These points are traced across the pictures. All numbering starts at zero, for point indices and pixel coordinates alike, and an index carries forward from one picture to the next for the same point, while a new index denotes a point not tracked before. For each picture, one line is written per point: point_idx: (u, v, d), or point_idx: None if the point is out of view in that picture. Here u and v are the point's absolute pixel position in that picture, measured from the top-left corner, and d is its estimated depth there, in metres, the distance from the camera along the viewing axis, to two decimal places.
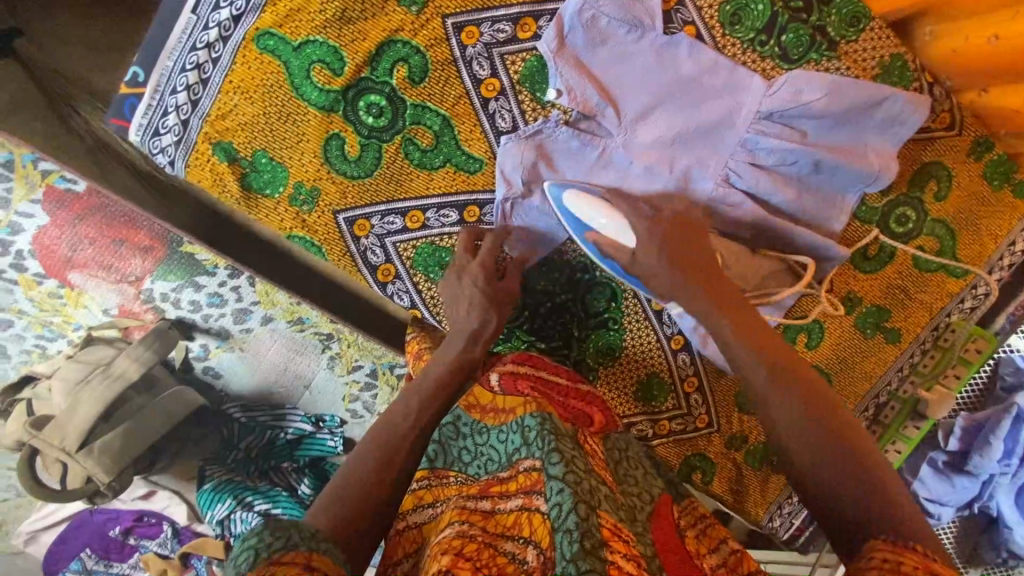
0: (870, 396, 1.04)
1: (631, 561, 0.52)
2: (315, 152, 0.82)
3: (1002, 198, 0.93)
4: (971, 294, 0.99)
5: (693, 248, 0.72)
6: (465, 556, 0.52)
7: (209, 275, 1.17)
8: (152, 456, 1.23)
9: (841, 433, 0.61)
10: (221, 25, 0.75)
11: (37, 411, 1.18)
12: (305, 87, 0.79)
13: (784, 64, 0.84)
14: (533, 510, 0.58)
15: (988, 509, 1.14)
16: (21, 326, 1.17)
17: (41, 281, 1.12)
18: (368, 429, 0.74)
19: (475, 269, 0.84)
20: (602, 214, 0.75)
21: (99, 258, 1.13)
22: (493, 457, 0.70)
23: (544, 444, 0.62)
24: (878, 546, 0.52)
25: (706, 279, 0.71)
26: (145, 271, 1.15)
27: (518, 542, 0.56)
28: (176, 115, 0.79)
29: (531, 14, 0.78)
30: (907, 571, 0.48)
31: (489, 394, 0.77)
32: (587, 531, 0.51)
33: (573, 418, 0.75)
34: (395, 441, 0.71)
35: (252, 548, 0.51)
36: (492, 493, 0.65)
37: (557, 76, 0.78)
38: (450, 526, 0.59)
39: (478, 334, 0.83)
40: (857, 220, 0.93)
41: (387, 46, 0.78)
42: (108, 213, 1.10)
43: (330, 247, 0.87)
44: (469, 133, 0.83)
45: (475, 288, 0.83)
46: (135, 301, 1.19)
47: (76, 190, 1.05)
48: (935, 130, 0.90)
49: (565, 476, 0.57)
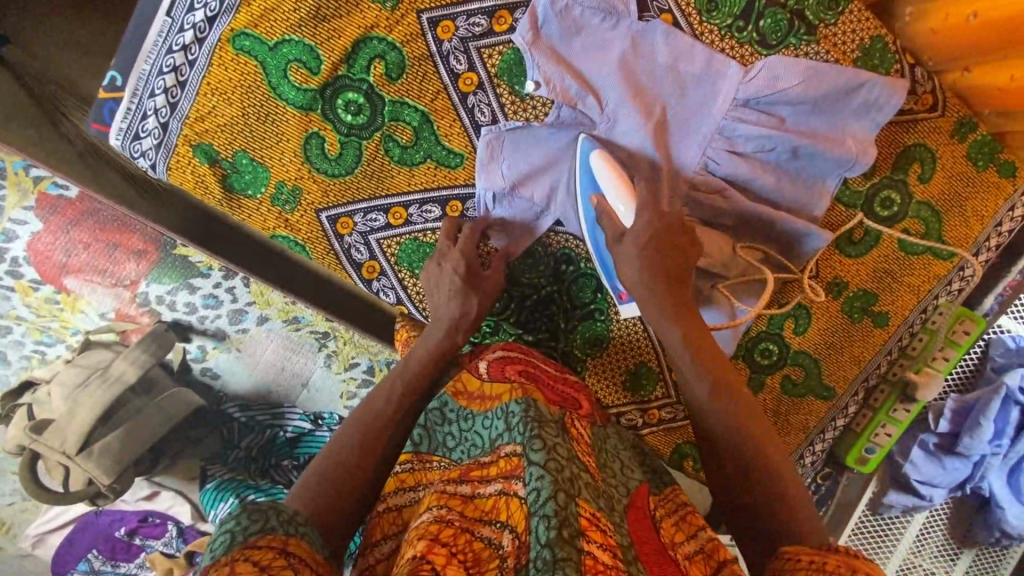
0: (859, 380, 1.04)
1: (607, 550, 0.54)
2: (295, 151, 0.82)
3: (988, 179, 0.93)
4: (958, 276, 0.98)
5: (676, 249, 0.74)
6: (441, 541, 0.54)
7: (205, 277, 1.21)
8: (153, 456, 1.24)
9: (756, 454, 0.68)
10: (197, 26, 0.75)
11: (37, 416, 1.20)
12: (282, 87, 0.79)
13: (762, 49, 0.83)
14: (511, 495, 0.59)
15: (980, 489, 1.13)
16: (20, 332, 1.19)
17: (37, 287, 1.16)
18: (355, 409, 0.79)
19: (455, 258, 0.84)
20: (614, 188, 0.77)
21: (93, 263, 1.16)
22: (477, 442, 0.71)
23: (526, 430, 0.63)
24: (804, 548, 0.55)
25: (674, 290, 0.75)
26: (139, 275, 1.18)
27: (495, 526, 0.57)
28: (156, 118, 0.79)
29: (506, 7, 0.78)
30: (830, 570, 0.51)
31: (477, 379, 0.78)
32: (564, 518, 0.52)
33: (562, 402, 0.77)
34: (376, 433, 0.75)
35: (229, 532, 0.54)
36: (472, 477, 0.66)
37: (533, 68, 0.78)
38: (429, 511, 0.60)
39: (455, 325, 0.83)
40: (841, 204, 0.93)
41: (363, 43, 0.78)
42: (101, 218, 1.15)
43: (314, 245, 0.87)
44: (448, 128, 0.83)
45: (456, 275, 0.84)
46: (131, 304, 1.20)
47: (68, 196, 1.12)
48: (918, 112, 0.90)
49: (546, 463, 0.58)
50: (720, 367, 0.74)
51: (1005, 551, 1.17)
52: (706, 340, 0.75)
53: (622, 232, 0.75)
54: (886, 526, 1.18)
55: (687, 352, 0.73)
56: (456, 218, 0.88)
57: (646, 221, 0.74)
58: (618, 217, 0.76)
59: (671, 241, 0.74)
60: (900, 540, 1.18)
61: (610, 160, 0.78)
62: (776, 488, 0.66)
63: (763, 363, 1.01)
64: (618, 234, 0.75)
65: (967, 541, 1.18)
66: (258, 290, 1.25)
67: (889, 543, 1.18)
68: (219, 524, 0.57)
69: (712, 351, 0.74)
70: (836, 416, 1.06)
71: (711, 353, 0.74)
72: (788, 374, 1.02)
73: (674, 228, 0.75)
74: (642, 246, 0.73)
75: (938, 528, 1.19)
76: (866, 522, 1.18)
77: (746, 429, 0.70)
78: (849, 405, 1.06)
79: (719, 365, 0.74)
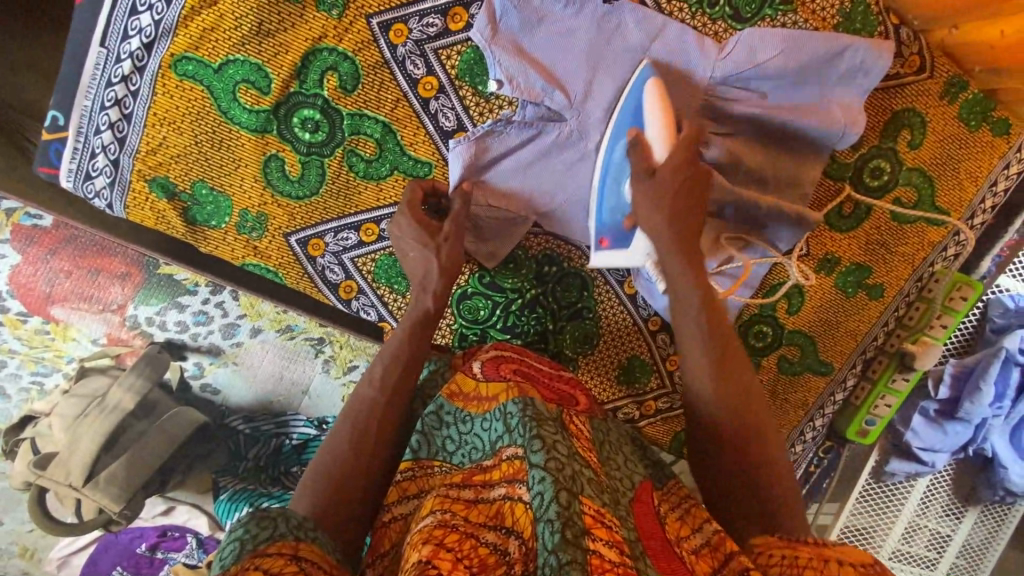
0: (857, 352, 1.02)
1: (614, 547, 0.52)
2: (255, 177, 0.78)
3: (980, 139, 0.90)
4: (953, 243, 0.96)
5: (699, 200, 0.71)
6: (446, 547, 0.53)
7: (192, 294, 1.19)
8: (163, 476, 1.20)
9: (745, 445, 0.69)
10: (134, 55, 0.71)
11: (43, 449, 1.17)
12: (232, 110, 0.75)
13: (736, 23, 0.79)
14: (516, 500, 0.59)
15: (983, 450, 1.13)
16: (16, 365, 1.20)
17: (24, 320, 1.16)
18: (342, 410, 0.75)
19: (419, 229, 0.77)
20: (654, 118, 0.69)
21: (77, 290, 1.15)
22: (477, 445, 0.70)
23: (525, 432, 0.63)
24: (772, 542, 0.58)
25: (689, 249, 0.72)
26: (126, 298, 1.18)
27: (500, 532, 0.57)
28: (105, 156, 0.76)
29: (460, 3, 0.74)
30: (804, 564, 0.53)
31: (472, 379, 0.77)
32: (568, 519, 0.52)
33: (558, 399, 0.75)
34: (365, 419, 0.73)
35: (238, 539, 0.52)
36: (475, 481, 0.65)
37: (495, 66, 0.74)
38: (431, 515, 0.59)
39: (425, 287, 0.78)
40: (829, 178, 0.90)
41: (313, 55, 0.74)
42: (80, 244, 1.13)
43: (287, 271, 0.84)
44: (412, 137, 0.79)
45: (425, 245, 0.77)
46: (121, 328, 1.20)
47: (43, 225, 1.09)
48: (906, 76, 0.86)
49: (547, 464, 0.58)
50: (719, 320, 0.73)
51: (1010, 509, 1.17)
52: (720, 317, 0.73)
53: (652, 170, 0.70)
54: (889, 492, 1.19)
55: (696, 308, 0.72)
56: (434, 198, 0.81)
57: (676, 168, 0.68)
58: (650, 148, 0.70)
59: (691, 196, 0.70)
60: (904, 504, 1.19)
61: (662, 92, 0.70)
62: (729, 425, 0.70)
63: (758, 346, 0.99)
64: (647, 170, 0.70)
65: (972, 500, 1.19)
66: (248, 302, 1.22)
67: (893, 509, 1.19)
68: (230, 530, 0.54)
69: (718, 312, 0.73)
70: (834, 391, 1.05)
71: (721, 327, 0.73)
72: (785, 354, 1.01)
73: (693, 185, 0.70)
74: (672, 185, 0.69)
75: (942, 490, 1.19)
76: (869, 489, 1.20)
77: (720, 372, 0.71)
78: (848, 378, 1.04)
79: (721, 325, 0.73)
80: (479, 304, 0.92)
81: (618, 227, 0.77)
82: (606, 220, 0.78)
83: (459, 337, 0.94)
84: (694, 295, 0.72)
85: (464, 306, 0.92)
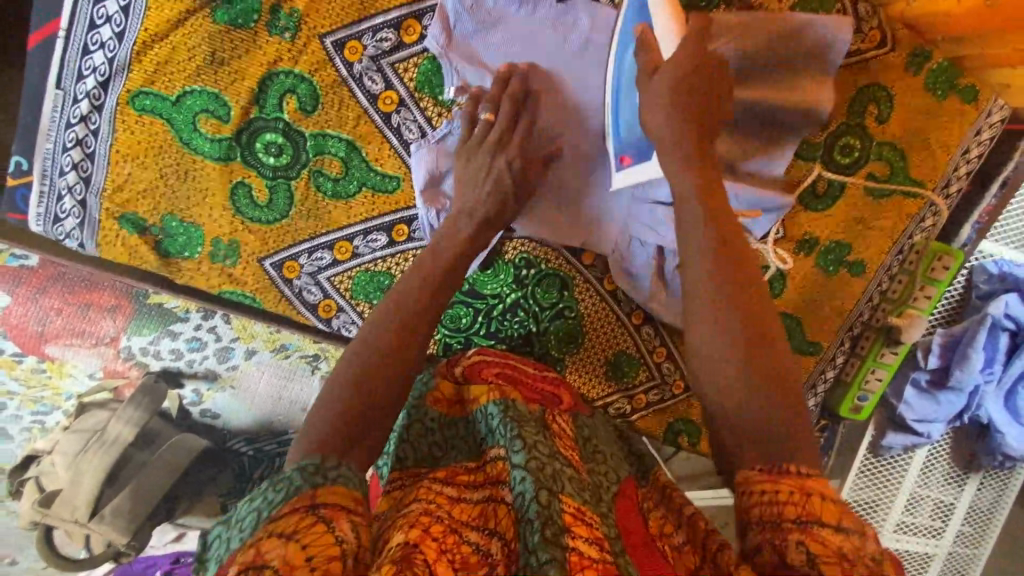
0: (844, 331, 1.02)
1: (594, 544, 0.53)
2: (223, 205, 0.78)
3: (950, 107, 0.90)
4: (930, 213, 0.95)
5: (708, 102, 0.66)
6: (431, 535, 0.53)
7: (183, 321, 1.08)
8: (170, 502, 1.11)
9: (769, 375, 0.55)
10: (91, 95, 0.73)
11: (47, 487, 1.08)
12: (194, 141, 0.75)
13: (691, 11, 0.80)
14: (500, 501, 0.59)
15: (978, 417, 1.12)
16: (14, 406, 1.08)
17: (20, 359, 1.04)
18: (356, 338, 0.65)
19: (481, 158, 0.72)
20: (662, 12, 0.67)
21: (69, 326, 1.04)
22: (463, 449, 0.71)
23: (506, 432, 0.64)
24: (752, 475, 0.51)
25: (696, 144, 0.66)
26: (119, 330, 1.06)
27: (483, 532, 0.56)
28: (71, 198, 0.76)
29: (412, 15, 0.74)
30: (784, 500, 0.48)
31: (452, 383, 0.78)
32: (547, 517, 0.53)
33: (541, 399, 0.76)
34: (380, 357, 0.62)
35: (257, 509, 0.50)
36: (459, 480, 0.64)
37: (453, 75, 0.75)
38: (417, 503, 0.58)
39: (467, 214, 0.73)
40: (800, 159, 0.90)
41: (270, 79, 0.74)
42: (70, 281, 1.03)
43: (264, 296, 0.83)
44: (378, 152, 0.79)
45: (491, 178, 0.72)
46: (117, 359, 1.08)
47: (29, 265, 1.00)
48: (867, 51, 0.86)
49: (527, 463, 0.60)
50: (736, 258, 0.61)
51: (1011, 472, 1.16)
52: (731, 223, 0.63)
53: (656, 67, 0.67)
54: (889, 466, 1.18)
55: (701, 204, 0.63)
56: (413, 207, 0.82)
57: (683, 60, 0.65)
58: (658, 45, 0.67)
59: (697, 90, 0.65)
60: (905, 476, 1.18)
61: None
62: (747, 354, 0.56)
63: None
64: (652, 68, 0.67)
65: (972, 466, 1.18)
66: (240, 324, 1.10)
67: (895, 481, 1.18)
68: (247, 497, 0.52)
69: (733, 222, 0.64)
70: (826, 369, 1.04)
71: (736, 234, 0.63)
72: None
73: (707, 77, 0.66)
74: (674, 81, 0.65)
75: (942, 459, 1.18)
76: (868, 463, 1.19)
77: (734, 318, 0.58)
78: (837, 357, 1.04)
79: (741, 252, 0.62)
80: (461, 312, 0.92)
81: (638, 140, 0.72)
82: (623, 135, 0.74)
83: (443, 348, 0.93)
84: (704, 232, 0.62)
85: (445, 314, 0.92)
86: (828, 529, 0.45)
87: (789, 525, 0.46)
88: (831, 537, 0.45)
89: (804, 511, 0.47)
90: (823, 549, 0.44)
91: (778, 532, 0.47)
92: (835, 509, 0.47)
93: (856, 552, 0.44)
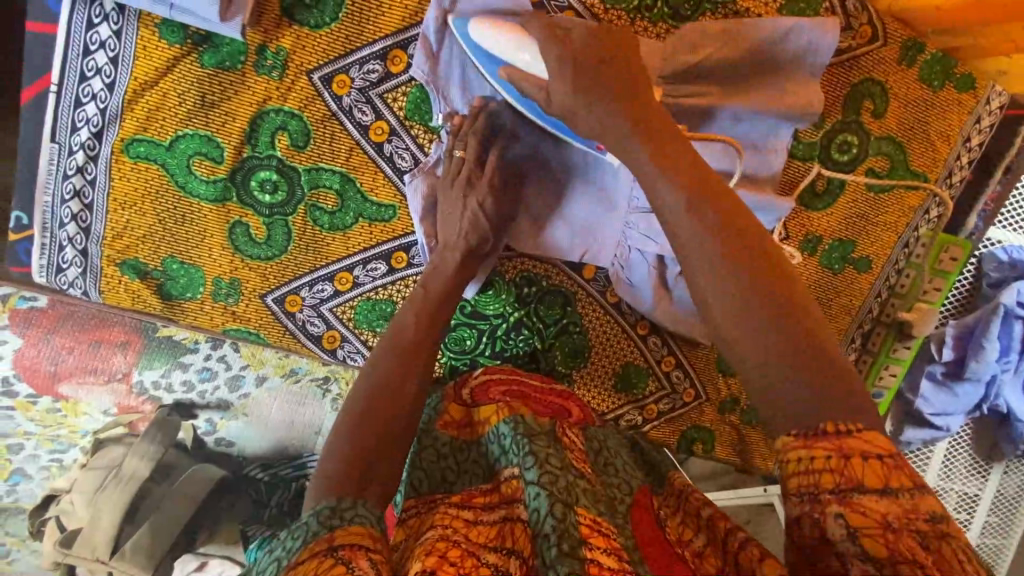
0: (854, 327, 1.00)
1: (613, 555, 0.52)
2: (222, 244, 0.78)
3: (946, 96, 0.89)
4: (934, 204, 0.94)
5: (621, 70, 0.59)
6: (450, 560, 0.51)
7: (194, 351, 1.05)
8: (192, 530, 1.07)
9: (800, 338, 0.46)
10: (85, 145, 0.74)
11: (68, 527, 1.05)
12: (190, 184, 0.76)
13: (675, 22, 0.80)
14: (516, 519, 0.59)
15: (997, 407, 1.10)
16: (33, 445, 1.07)
17: (35, 401, 1.04)
18: (363, 370, 0.68)
19: (455, 195, 0.75)
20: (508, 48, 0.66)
21: (82, 364, 1.03)
22: (479, 471, 0.70)
23: (519, 449, 0.64)
24: (791, 441, 0.43)
25: (635, 110, 0.58)
26: (130, 365, 1.04)
27: (502, 553, 0.55)
28: (73, 247, 0.77)
29: (398, 45, 0.75)
30: (822, 466, 0.41)
31: (461, 406, 0.77)
32: (565, 531, 0.53)
33: (551, 415, 0.74)
34: (383, 393, 0.64)
35: (275, 558, 0.47)
36: (474, 503, 0.62)
37: (439, 101, 0.76)
38: (433, 531, 0.56)
39: (448, 246, 0.75)
40: (797, 158, 0.89)
41: (261, 118, 0.75)
42: (78, 318, 1.02)
43: (268, 330, 0.83)
44: (372, 182, 0.79)
45: (468, 215, 0.74)
46: (129, 395, 1.06)
47: (37, 306, 0.99)
48: (860, 46, 0.85)
49: (541, 479, 0.59)
50: (728, 224, 0.51)
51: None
52: (705, 183, 0.53)
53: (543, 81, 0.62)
54: (908, 461, 1.16)
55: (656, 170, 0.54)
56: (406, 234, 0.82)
57: (570, 47, 0.60)
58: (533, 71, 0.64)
59: (605, 64, 0.59)
60: (923, 471, 1.17)
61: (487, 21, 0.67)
62: (775, 329, 0.46)
63: None
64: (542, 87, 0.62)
65: (994, 458, 1.16)
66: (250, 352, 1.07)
67: None
68: (266, 548, 0.50)
69: (698, 173, 0.54)
70: None
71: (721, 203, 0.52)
72: None
73: (606, 50, 0.60)
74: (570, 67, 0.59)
75: (963, 450, 1.17)
76: None
77: (740, 275, 0.48)
78: (849, 354, 1.02)
79: (731, 219, 0.51)
80: (464, 334, 0.91)
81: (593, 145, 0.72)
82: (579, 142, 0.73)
83: (448, 370, 0.92)
84: (685, 207, 0.51)
85: (450, 337, 0.91)
86: (873, 497, 0.40)
87: (828, 497, 0.41)
88: (876, 505, 0.40)
89: (846, 477, 0.40)
90: (865, 521, 0.39)
91: (815, 506, 0.41)
92: (882, 471, 0.41)
93: (905, 522, 0.39)
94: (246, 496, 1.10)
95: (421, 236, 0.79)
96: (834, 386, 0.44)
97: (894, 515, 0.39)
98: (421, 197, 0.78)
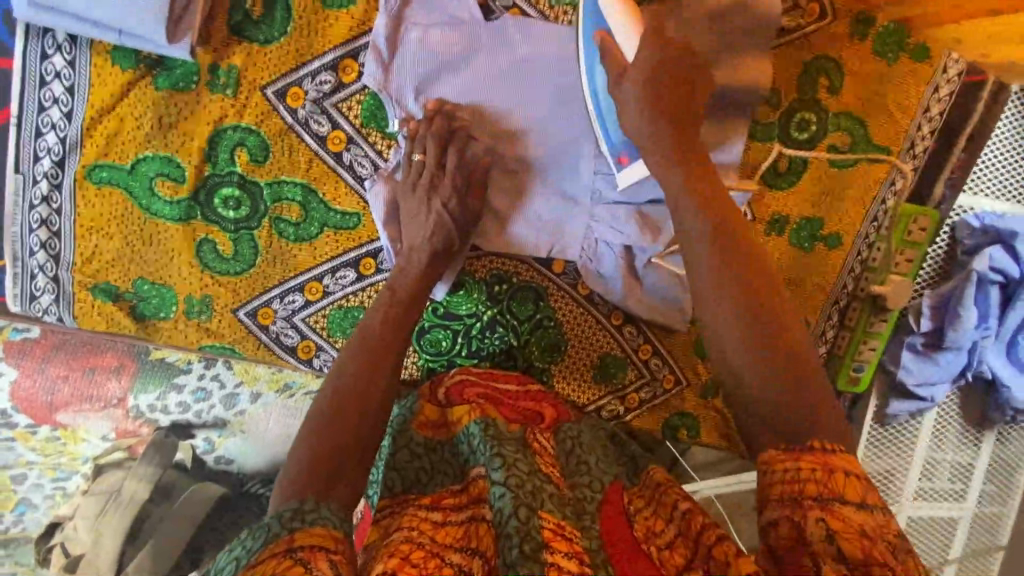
0: (829, 304, 1.00)
1: (573, 558, 0.53)
2: (190, 262, 0.80)
3: (903, 67, 0.90)
4: (899, 176, 0.95)
5: (680, 101, 0.68)
6: (411, 561, 0.52)
7: (186, 372, 1.06)
8: (194, 554, 1.06)
9: (784, 357, 0.56)
10: (48, 174, 0.75)
11: (72, 552, 1.06)
12: (153, 206, 0.77)
13: None
14: (481, 520, 0.61)
15: (981, 373, 1.09)
16: (35, 475, 1.07)
17: (34, 430, 1.04)
18: (334, 366, 0.69)
19: (416, 200, 0.76)
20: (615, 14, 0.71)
21: (77, 392, 1.04)
22: (450, 471, 0.70)
23: (487, 451, 0.65)
24: (778, 454, 0.53)
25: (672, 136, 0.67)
26: (124, 390, 1.06)
27: (466, 552, 0.56)
28: (44, 274, 0.78)
29: (349, 55, 0.77)
30: (807, 477, 0.50)
31: (436, 407, 0.77)
32: (527, 534, 0.53)
33: (521, 419, 0.75)
34: (352, 393, 0.66)
35: (234, 558, 0.48)
36: (444, 504, 0.64)
37: (393, 105, 0.77)
38: (400, 532, 0.58)
39: (413, 247, 0.76)
40: (757, 141, 0.90)
41: (219, 136, 0.76)
42: (71, 346, 1.03)
43: (243, 344, 0.84)
44: (334, 191, 0.80)
45: (432, 217, 0.74)
46: (126, 419, 1.07)
47: (31, 336, 1.01)
48: (808, 24, 0.87)
49: (507, 480, 0.60)
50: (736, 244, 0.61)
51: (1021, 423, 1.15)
52: (721, 207, 0.64)
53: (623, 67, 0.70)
54: (899, 433, 1.15)
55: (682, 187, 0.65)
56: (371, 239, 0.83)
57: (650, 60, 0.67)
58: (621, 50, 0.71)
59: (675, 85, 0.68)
60: (916, 443, 1.16)
61: None
62: (767, 337, 0.57)
63: None
64: (619, 74, 0.70)
65: (984, 425, 1.16)
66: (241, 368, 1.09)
67: (906, 448, 1.16)
68: (226, 549, 0.51)
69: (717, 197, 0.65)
70: (817, 345, 1.03)
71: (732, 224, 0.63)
72: None
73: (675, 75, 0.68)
74: (648, 77, 0.67)
75: (953, 418, 1.16)
76: (877, 433, 1.16)
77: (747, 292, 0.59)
78: (827, 331, 1.02)
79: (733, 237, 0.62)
80: (440, 336, 0.92)
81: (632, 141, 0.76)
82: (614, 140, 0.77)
83: (426, 371, 0.93)
84: (703, 222, 0.63)
85: (425, 339, 0.92)
86: (851, 507, 0.48)
87: (810, 503, 0.49)
88: (854, 515, 0.48)
89: (826, 487, 0.49)
90: (844, 527, 0.47)
91: (797, 509, 0.49)
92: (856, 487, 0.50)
93: (876, 530, 0.47)
94: (248, 515, 1.09)
95: (386, 241, 0.79)
96: (801, 376, 0.56)
97: (867, 524, 0.47)
98: (384, 200, 0.78)
